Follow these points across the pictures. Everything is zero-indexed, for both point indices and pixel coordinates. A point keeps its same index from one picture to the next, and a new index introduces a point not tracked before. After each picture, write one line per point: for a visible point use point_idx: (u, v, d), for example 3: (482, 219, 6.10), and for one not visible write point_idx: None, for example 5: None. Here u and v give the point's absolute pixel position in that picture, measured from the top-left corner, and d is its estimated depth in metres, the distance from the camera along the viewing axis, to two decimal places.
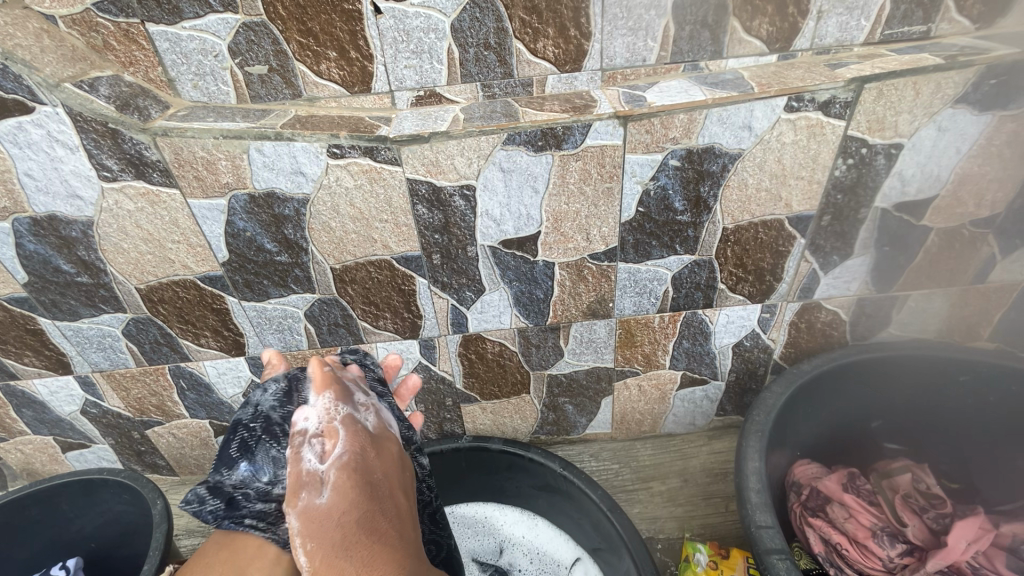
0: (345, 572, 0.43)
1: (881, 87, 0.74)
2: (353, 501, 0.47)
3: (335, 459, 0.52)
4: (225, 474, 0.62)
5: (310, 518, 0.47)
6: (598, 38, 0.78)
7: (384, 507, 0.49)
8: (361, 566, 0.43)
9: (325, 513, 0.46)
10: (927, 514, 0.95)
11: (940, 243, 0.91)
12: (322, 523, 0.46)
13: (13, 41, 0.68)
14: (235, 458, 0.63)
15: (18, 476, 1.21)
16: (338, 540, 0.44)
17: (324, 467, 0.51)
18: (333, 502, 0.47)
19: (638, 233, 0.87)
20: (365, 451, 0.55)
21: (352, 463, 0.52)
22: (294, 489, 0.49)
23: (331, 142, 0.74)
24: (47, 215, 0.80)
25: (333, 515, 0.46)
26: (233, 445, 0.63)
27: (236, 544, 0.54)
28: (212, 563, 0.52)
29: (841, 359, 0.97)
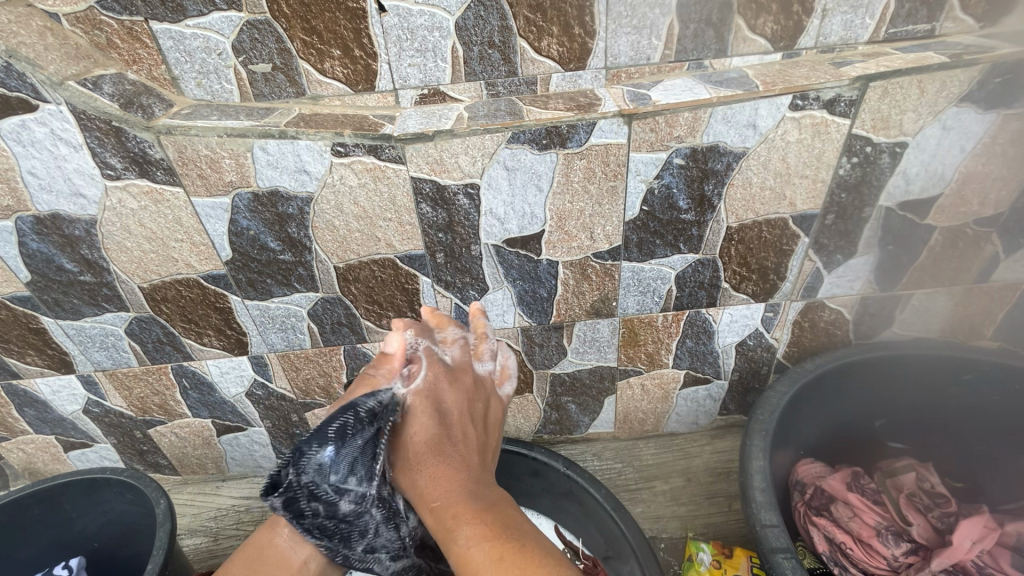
0: (417, 478, 0.64)
1: (886, 86, 0.74)
2: (426, 426, 0.68)
3: (414, 390, 0.72)
4: (311, 452, 0.66)
5: (394, 437, 0.68)
6: (601, 36, 0.78)
7: (453, 431, 0.68)
8: (429, 471, 0.63)
9: (403, 433, 0.68)
10: (931, 513, 0.95)
11: (943, 242, 0.91)
12: (404, 442, 0.67)
13: (16, 38, 0.68)
14: (327, 439, 0.67)
15: (20, 476, 1.21)
16: (411, 454, 0.66)
17: (407, 405, 0.70)
18: (411, 423, 0.68)
19: (642, 232, 0.87)
20: (441, 384, 0.73)
21: (425, 393, 0.71)
22: (392, 418, 0.69)
23: (335, 140, 0.74)
24: (50, 213, 0.80)
25: (409, 436, 0.67)
26: (336, 424, 0.67)
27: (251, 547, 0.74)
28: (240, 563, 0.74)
29: (845, 359, 0.97)
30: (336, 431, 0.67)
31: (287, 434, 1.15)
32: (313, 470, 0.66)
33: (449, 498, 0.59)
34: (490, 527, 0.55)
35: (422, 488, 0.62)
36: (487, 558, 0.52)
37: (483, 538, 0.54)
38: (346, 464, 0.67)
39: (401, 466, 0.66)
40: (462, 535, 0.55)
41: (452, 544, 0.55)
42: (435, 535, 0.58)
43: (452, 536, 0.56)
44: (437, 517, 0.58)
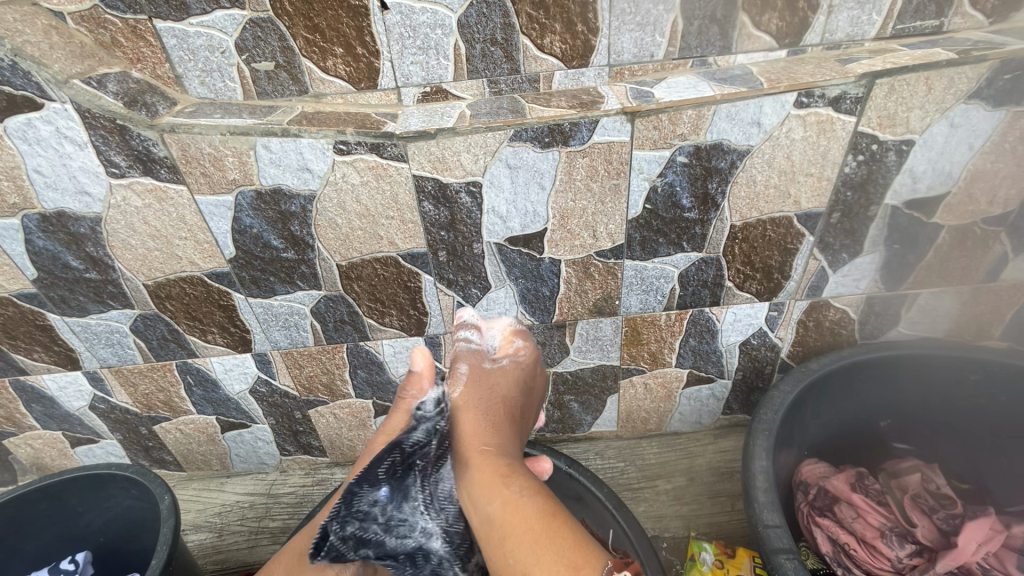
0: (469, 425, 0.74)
1: (892, 82, 0.73)
2: (509, 386, 0.82)
3: (512, 359, 0.87)
4: (364, 489, 0.67)
5: (478, 373, 0.83)
6: (605, 33, 0.77)
7: (512, 403, 0.80)
8: (493, 425, 0.75)
9: (490, 377, 0.82)
10: (936, 514, 0.95)
11: (951, 241, 0.90)
12: (483, 383, 0.81)
13: (22, 38, 0.69)
14: (378, 477, 0.68)
15: (28, 471, 1.22)
16: (483, 402, 0.77)
17: (497, 359, 0.86)
18: (495, 374, 0.83)
19: (645, 230, 0.86)
20: (530, 366, 0.88)
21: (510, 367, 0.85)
22: (474, 358, 0.86)
23: (337, 138, 0.74)
24: (56, 211, 0.81)
25: (492, 382, 0.81)
26: (384, 463, 0.70)
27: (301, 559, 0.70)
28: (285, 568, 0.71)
29: (851, 358, 0.96)
30: (384, 464, 0.69)
31: (290, 430, 1.15)
32: (370, 502, 0.67)
33: (503, 457, 0.69)
34: (542, 488, 0.66)
35: (482, 433, 0.73)
36: (538, 508, 0.62)
37: (535, 494, 0.64)
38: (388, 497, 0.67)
39: (471, 403, 0.77)
40: (519, 487, 0.64)
41: (509, 487, 0.64)
42: (483, 474, 0.66)
43: (505, 481, 0.65)
44: (494, 464, 0.67)
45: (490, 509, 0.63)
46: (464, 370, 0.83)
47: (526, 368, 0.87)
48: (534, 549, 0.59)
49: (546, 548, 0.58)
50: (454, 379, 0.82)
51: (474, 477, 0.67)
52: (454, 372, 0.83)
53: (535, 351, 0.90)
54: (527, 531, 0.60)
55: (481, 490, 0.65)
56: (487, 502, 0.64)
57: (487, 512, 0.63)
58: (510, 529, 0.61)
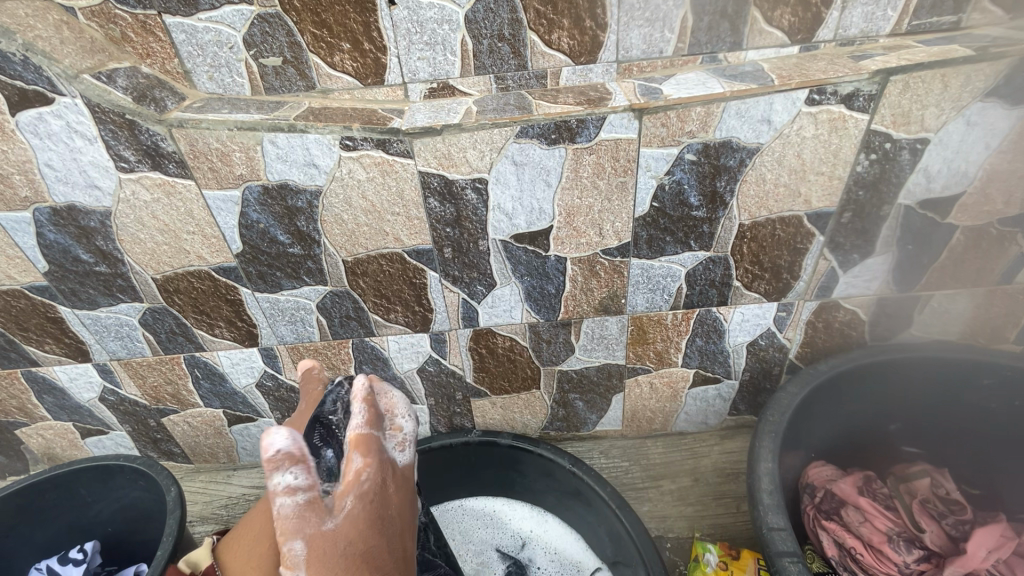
0: None
1: (908, 79, 0.72)
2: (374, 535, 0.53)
3: (355, 490, 0.53)
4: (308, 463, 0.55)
5: (318, 549, 0.50)
6: (613, 29, 0.76)
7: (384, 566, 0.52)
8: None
9: (340, 541, 0.50)
10: (945, 520, 0.93)
11: (965, 242, 0.88)
12: (329, 555, 0.50)
13: (33, 33, 0.69)
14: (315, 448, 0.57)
15: (40, 461, 1.24)
16: (347, 575, 0.50)
17: (340, 505, 0.52)
18: (345, 534, 0.51)
19: (652, 229, 0.86)
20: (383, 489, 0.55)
21: (368, 498, 0.53)
22: (307, 519, 0.50)
23: (344, 134, 0.74)
24: (66, 205, 0.82)
25: (339, 549, 0.50)
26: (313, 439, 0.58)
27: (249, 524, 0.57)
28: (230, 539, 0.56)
29: (861, 360, 0.94)
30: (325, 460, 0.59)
31: None
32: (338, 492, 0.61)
33: None
34: None
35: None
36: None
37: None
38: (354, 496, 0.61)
39: None
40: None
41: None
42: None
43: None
44: None
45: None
46: (298, 547, 0.49)
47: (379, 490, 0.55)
48: None
49: None
50: (284, 571, 0.49)
51: None
52: (282, 553, 0.49)
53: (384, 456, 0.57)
54: None
55: None
56: None
57: None
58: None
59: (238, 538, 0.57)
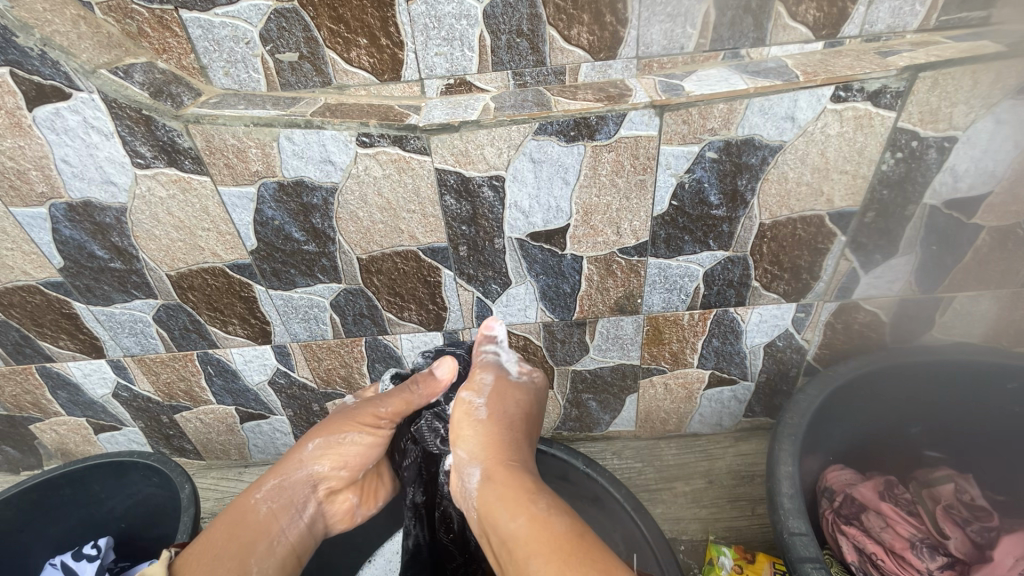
0: (502, 436, 0.71)
1: (937, 76, 0.70)
2: (530, 404, 0.77)
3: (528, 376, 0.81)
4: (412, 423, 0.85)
5: (501, 387, 0.76)
6: (634, 25, 0.75)
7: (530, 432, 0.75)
8: (517, 441, 0.71)
9: (513, 392, 0.76)
10: (970, 526, 0.91)
11: (991, 243, 0.86)
12: (503, 397, 0.75)
13: (51, 27, 0.69)
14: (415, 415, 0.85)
15: (53, 456, 1.24)
16: (512, 414, 0.74)
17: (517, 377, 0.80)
18: (518, 390, 0.77)
19: (670, 228, 0.84)
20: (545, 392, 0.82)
21: (534, 387, 0.80)
22: (498, 370, 0.79)
23: (361, 130, 0.73)
24: (82, 201, 0.82)
25: (515, 400, 0.76)
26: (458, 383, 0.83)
27: (227, 527, 0.66)
28: (211, 536, 0.66)
29: (883, 362, 0.92)
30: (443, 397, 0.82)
31: (308, 423, 1.16)
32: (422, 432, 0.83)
33: (530, 474, 0.66)
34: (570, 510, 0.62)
35: (506, 445, 0.70)
36: (567, 525, 0.58)
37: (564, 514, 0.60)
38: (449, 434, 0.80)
39: (497, 411, 0.73)
40: (548, 500, 0.61)
41: (535, 502, 0.60)
42: (507, 490, 0.63)
43: (530, 498, 0.62)
44: (519, 482, 0.64)
45: (514, 524, 0.60)
46: (488, 380, 0.77)
47: (542, 395, 0.81)
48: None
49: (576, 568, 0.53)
50: (472, 391, 0.75)
51: (500, 497, 0.63)
52: (476, 379, 0.77)
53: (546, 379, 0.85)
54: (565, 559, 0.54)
55: (504, 507, 0.62)
56: (511, 519, 0.60)
57: (506, 527, 0.60)
58: (532, 545, 0.56)
59: (208, 542, 0.65)
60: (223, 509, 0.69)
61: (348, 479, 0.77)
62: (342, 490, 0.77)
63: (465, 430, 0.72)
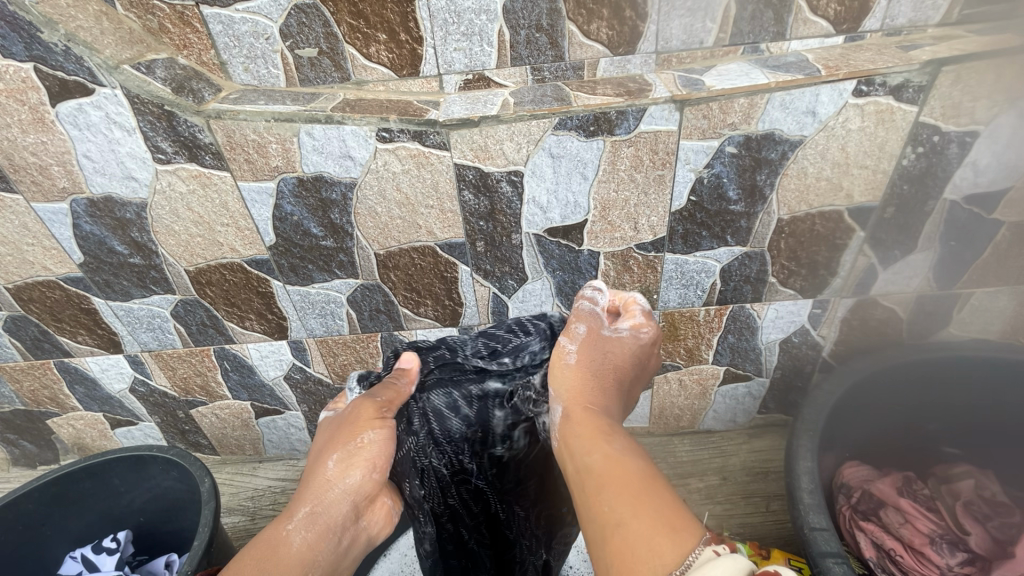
0: (582, 378, 0.66)
1: (960, 70, 0.70)
2: (627, 362, 0.70)
3: (635, 337, 0.72)
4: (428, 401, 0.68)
5: (595, 336, 0.70)
6: (654, 19, 0.75)
7: (620, 384, 0.70)
8: (603, 391, 0.66)
9: (608, 345, 0.70)
10: (990, 522, 0.91)
11: (1011, 238, 0.86)
12: (601, 349, 0.69)
13: (75, 23, 0.69)
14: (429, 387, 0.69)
15: (70, 450, 1.25)
16: (601, 362, 0.68)
17: (620, 331, 0.73)
18: (614, 342, 0.71)
19: (688, 223, 0.84)
20: (649, 356, 0.73)
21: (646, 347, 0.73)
22: (596, 319, 0.72)
23: (381, 126, 0.74)
24: (103, 196, 0.82)
25: (608, 349, 0.70)
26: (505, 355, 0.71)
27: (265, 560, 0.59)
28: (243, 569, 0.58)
29: (902, 358, 0.92)
30: (483, 365, 0.70)
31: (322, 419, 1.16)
32: (424, 416, 0.68)
33: (612, 419, 0.62)
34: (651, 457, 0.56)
35: (590, 389, 0.65)
36: (642, 468, 0.52)
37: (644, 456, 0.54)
38: (477, 409, 0.69)
39: (585, 358, 0.68)
40: (624, 444, 0.56)
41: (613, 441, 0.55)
42: (587, 426, 0.59)
43: (607, 439, 0.57)
44: (601, 422, 0.60)
45: (590, 461, 0.54)
46: (583, 330, 0.70)
47: (646, 354, 0.73)
48: (638, 507, 0.47)
49: (661, 504, 0.47)
50: (567, 336, 0.70)
51: (578, 435, 0.58)
52: (568, 326, 0.71)
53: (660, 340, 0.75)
54: (648, 492, 0.49)
55: (583, 442, 0.57)
56: (587, 454, 0.55)
57: (583, 462, 0.55)
58: (608, 479, 0.51)
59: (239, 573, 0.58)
60: (250, 541, 0.61)
61: (383, 483, 0.67)
62: (376, 496, 0.67)
63: (551, 371, 0.67)
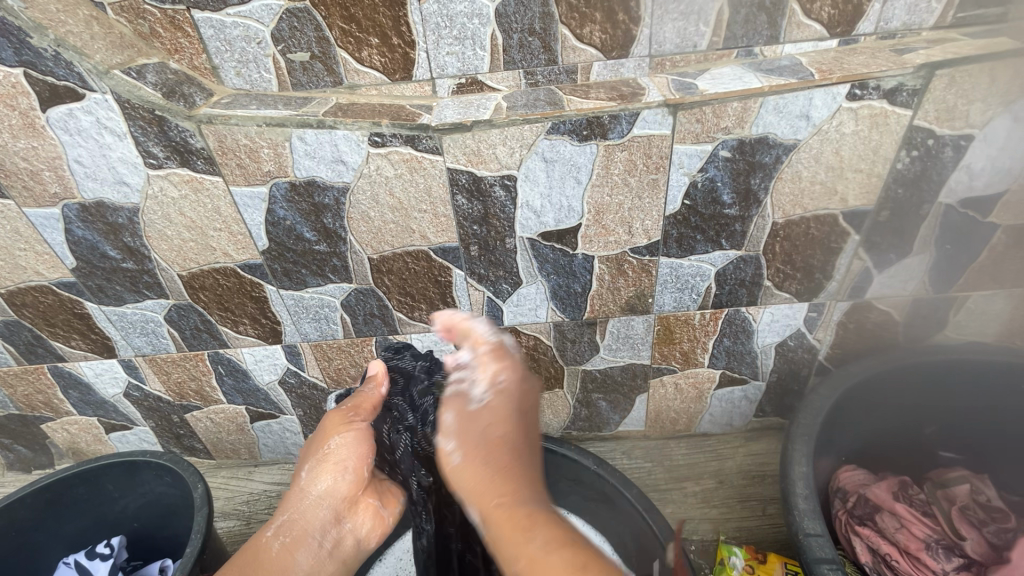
0: (482, 474, 0.67)
1: (954, 73, 0.69)
2: (509, 428, 0.71)
3: (493, 387, 0.74)
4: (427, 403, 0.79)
5: (467, 421, 0.71)
6: (647, 23, 0.75)
7: (522, 453, 0.70)
8: (500, 471, 0.67)
9: (481, 421, 0.71)
10: (986, 527, 0.91)
11: (1006, 241, 0.85)
12: (474, 430, 0.70)
13: (65, 28, 0.69)
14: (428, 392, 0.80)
15: (64, 455, 1.24)
16: (485, 444, 0.69)
17: (479, 393, 0.74)
18: (485, 414, 0.72)
19: (682, 227, 0.84)
20: (518, 389, 0.75)
21: (507, 392, 0.74)
22: (457, 400, 0.74)
23: (373, 130, 0.73)
24: (95, 201, 0.82)
25: (484, 425, 0.71)
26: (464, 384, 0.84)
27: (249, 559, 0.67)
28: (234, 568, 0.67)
29: (897, 362, 0.92)
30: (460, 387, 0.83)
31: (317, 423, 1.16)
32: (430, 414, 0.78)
33: (522, 505, 0.63)
34: (567, 535, 0.60)
35: (492, 484, 0.66)
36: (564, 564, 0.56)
37: (560, 546, 0.58)
38: None
39: (471, 450, 0.69)
40: (541, 539, 0.59)
41: (531, 541, 0.59)
42: (505, 529, 0.61)
43: (526, 538, 0.59)
44: (515, 516, 0.62)
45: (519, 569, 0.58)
46: (451, 419, 0.72)
47: (517, 391, 0.75)
48: None
49: None
50: (442, 435, 0.71)
51: (499, 542, 0.61)
52: (441, 423, 0.73)
53: (517, 366, 0.77)
54: None
55: (507, 550, 0.60)
56: (516, 561, 0.59)
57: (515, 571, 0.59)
58: None
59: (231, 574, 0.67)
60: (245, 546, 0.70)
61: (356, 486, 0.69)
62: (357, 499, 0.69)
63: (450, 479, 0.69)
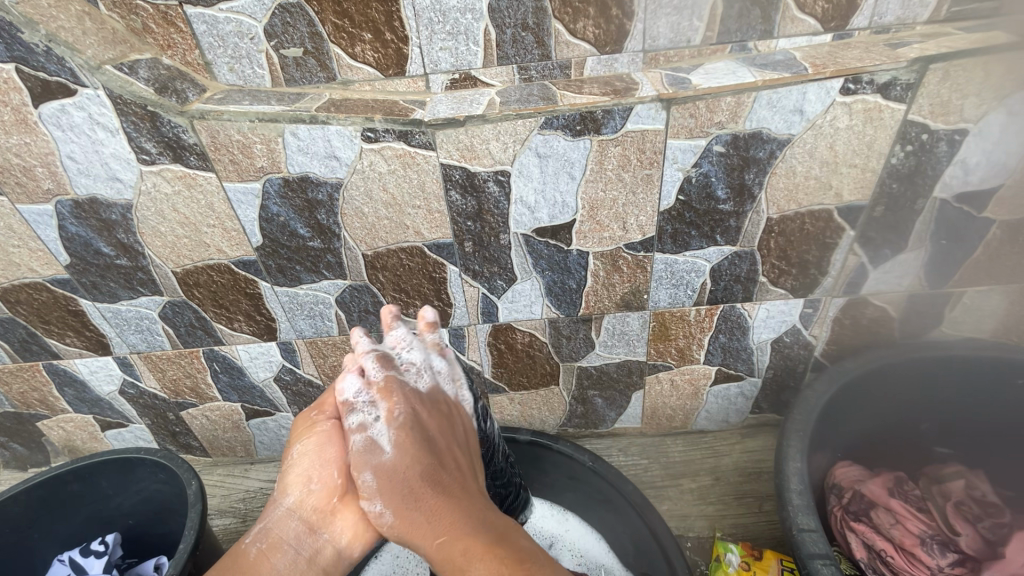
0: (415, 520, 0.62)
1: (948, 67, 0.69)
2: (423, 460, 0.65)
3: (393, 423, 0.67)
4: None
5: (383, 471, 0.65)
6: (641, 18, 0.74)
7: (451, 477, 0.65)
8: (431, 508, 0.62)
9: (392, 464, 0.65)
10: (981, 523, 0.91)
11: (1002, 237, 0.85)
12: (391, 477, 0.65)
13: (56, 23, 0.69)
14: None
15: (61, 453, 1.24)
16: (408, 488, 0.64)
17: (380, 432, 0.67)
18: (395, 458, 0.65)
19: (677, 222, 0.84)
20: (417, 416, 0.68)
21: (405, 422, 0.67)
22: (362, 453, 0.66)
23: (366, 125, 0.73)
24: (88, 197, 0.82)
25: (400, 470, 0.65)
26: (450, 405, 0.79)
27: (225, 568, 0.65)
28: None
29: (891, 358, 0.92)
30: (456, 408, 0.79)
31: None
32: None
33: (463, 533, 0.60)
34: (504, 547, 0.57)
35: (424, 526, 0.61)
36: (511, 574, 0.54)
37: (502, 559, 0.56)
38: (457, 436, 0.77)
39: (397, 500, 0.64)
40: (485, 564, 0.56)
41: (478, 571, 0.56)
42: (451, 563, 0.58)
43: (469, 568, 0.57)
44: (456, 549, 0.58)
45: None
46: (368, 477, 0.65)
47: (416, 412, 0.69)
48: None
49: None
50: (365, 499, 0.65)
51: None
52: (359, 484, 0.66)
53: (408, 394, 0.70)
54: None
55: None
56: None
57: None
58: None
59: None
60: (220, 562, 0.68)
61: (325, 491, 0.67)
62: (327, 503, 0.67)
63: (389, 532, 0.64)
